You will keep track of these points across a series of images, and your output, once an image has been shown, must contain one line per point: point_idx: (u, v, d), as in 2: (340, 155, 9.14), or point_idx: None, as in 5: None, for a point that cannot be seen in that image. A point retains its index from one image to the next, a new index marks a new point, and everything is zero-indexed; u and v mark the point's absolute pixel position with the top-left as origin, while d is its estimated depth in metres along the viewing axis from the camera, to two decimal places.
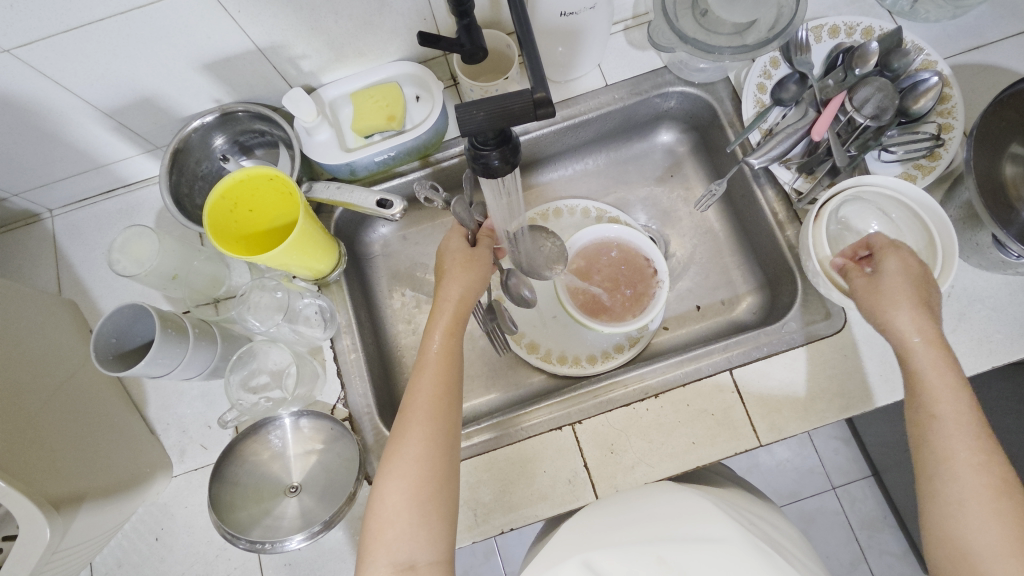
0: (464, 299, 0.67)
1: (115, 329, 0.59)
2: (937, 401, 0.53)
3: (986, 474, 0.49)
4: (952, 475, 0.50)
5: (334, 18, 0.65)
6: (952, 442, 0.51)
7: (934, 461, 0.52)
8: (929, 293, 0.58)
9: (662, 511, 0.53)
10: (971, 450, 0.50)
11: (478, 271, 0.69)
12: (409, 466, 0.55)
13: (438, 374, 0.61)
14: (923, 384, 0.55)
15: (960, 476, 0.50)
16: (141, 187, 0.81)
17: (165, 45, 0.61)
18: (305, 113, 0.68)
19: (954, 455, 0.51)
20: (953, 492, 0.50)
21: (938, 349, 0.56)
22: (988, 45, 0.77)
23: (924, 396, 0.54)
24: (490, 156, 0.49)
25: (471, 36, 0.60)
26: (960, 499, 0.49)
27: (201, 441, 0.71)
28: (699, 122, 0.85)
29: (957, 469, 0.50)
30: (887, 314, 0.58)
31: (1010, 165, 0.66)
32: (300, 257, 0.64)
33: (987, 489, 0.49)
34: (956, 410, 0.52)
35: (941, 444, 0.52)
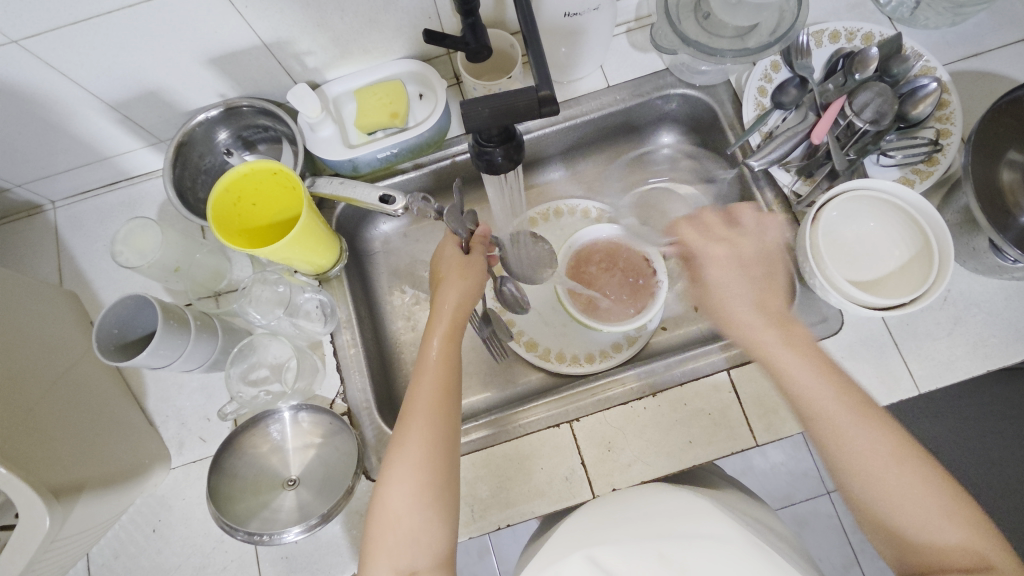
0: (462, 306, 0.67)
1: (117, 320, 0.59)
2: (823, 405, 0.51)
3: (894, 447, 0.48)
4: (864, 479, 0.48)
5: (340, 15, 0.65)
6: (858, 424, 0.50)
7: (841, 449, 0.50)
8: (776, 280, 0.61)
9: (659, 510, 0.53)
10: (868, 424, 0.50)
11: (474, 277, 0.68)
12: (409, 473, 0.55)
13: (438, 381, 0.60)
14: (790, 373, 0.54)
15: (871, 453, 0.48)
16: (144, 180, 0.81)
17: (172, 39, 0.61)
18: (310, 108, 0.68)
19: (854, 438, 0.49)
20: (872, 475, 0.48)
21: (794, 333, 0.56)
22: (986, 52, 0.78)
23: (800, 387, 0.53)
24: (493, 153, 0.50)
25: (476, 34, 0.61)
26: (882, 480, 0.47)
27: (200, 434, 0.71)
28: (700, 124, 0.86)
29: (867, 451, 0.48)
30: (727, 304, 0.59)
31: (1007, 171, 0.67)
32: (302, 252, 0.64)
33: (907, 488, 0.47)
34: (821, 392, 0.52)
35: (845, 449, 0.49)
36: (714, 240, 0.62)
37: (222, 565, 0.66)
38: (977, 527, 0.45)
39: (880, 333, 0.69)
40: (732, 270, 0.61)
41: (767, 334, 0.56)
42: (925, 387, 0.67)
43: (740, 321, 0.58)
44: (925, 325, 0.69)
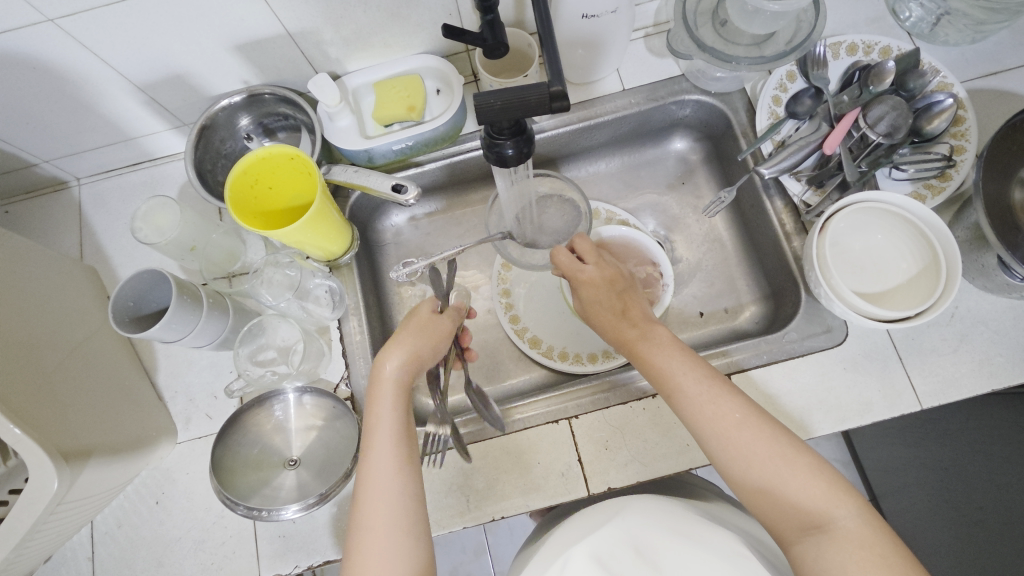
0: (412, 365, 0.59)
1: (133, 294, 0.61)
2: (700, 398, 0.55)
3: (749, 429, 0.53)
4: (745, 455, 0.52)
5: (363, 8, 0.67)
6: (718, 413, 0.54)
7: (713, 439, 0.54)
8: (638, 296, 0.67)
9: (675, 516, 0.53)
10: (729, 410, 0.54)
11: (431, 338, 0.61)
12: (386, 523, 0.50)
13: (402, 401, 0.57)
14: (669, 372, 0.58)
15: (747, 436, 0.53)
16: (167, 162, 0.83)
17: (200, 23, 0.63)
18: (329, 98, 0.70)
19: (716, 427, 0.54)
20: (736, 459, 0.52)
21: (654, 332, 0.62)
22: (1005, 71, 0.77)
23: (672, 379, 0.57)
24: (504, 146, 0.51)
25: (494, 31, 0.62)
26: (744, 459, 0.52)
27: (207, 411, 0.73)
28: (713, 132, 0.87)
29: (733, 437, 0.53)
30: (601, 313, 0.66)
31: (1019, 190, 0.66)
32: (314, 236, 0.65)
33: (777, 459, 0.51)
34: (702, 382, 0.56)
35: (730, 436, 0.53)
36: (590, 265, 0.67)
37: (220, 541, 0.67)
38: (836, 490, 0.49)
39: (885, 346, 0.69)
40: (605, 290, 0.66)
41: (638, 333, 0.63)
42: (928, 404, 0.66)
43: (616, 328, 0.64)
44: (930, 340, 0.69)
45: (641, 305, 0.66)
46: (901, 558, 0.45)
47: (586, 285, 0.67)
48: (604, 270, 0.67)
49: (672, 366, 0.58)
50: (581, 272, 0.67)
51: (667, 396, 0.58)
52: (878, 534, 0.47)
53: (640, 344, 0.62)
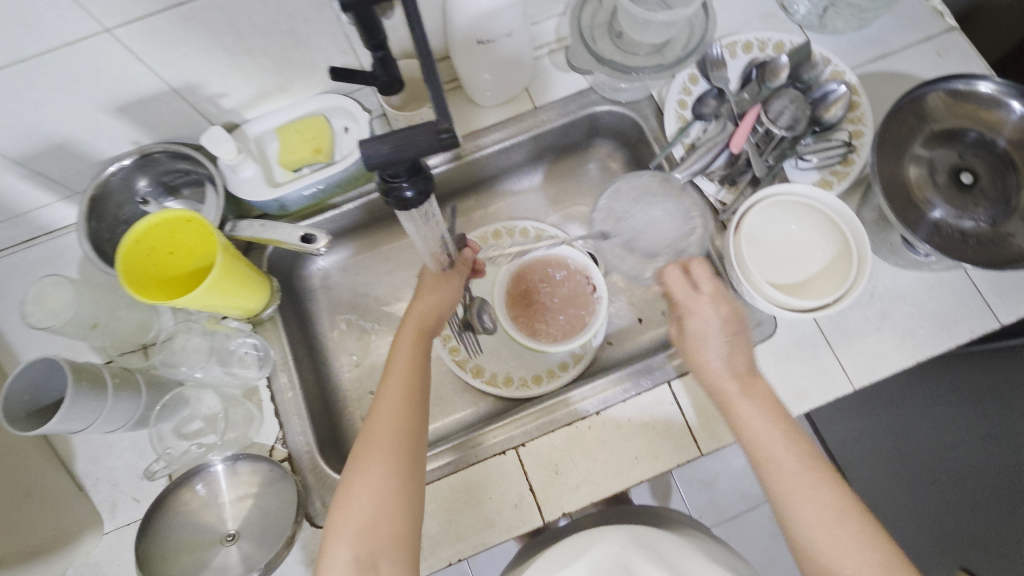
0: (431, 315, 0.68)
1: (28, 386, 0.56)
2: (784, 470, 0.54)
3: (828, 509, 0.52)
4: (827, 541, 0.51)
5: (249, 55, 0.64)
6: (807, 495, 0.53)
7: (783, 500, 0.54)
8: (745, 349, 0.62)
9: (649, 541, 0.55)
10: (812, 484, 0.53)
11: (448, 291, 0.70)
12: (364, 504, 0.55)
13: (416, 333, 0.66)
14: (760, 439, 0.57)
15: (826, 520, 0.51)
16: (64, 234, 0.77)
17: (72, 89, 0.59)
18: (225, 151, 0.66)
19: (793, 494, 0.53)
20: (800, 522, 0.52)
21: (756, 388, 0.59)
22: (891, 54, 0.81)
23: (764, 448, 0.56)
24: (402, 189, 0.49)
25: (386, 68, 0.59)
26: (822, 547, 0.51)
27: (133, 494, 0.68)
28: (628, 139, 0.87)
29: (806, 509, 0.52)
30: (702, 359, 0.62)
31: (912, 167, 0.68)
32: (224, 297, 0.62)
33: (860, 550, 0.50)
34: (792, 458, 0.55)
35: (810, 517, 0.52)
36: (704, 292, 0.64)
37: None
38: None
39: (812, 332, 0.70)
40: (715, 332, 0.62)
41: (737, 391, 0.59)
42: (859, 384, 0.68)
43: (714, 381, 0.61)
44: (853, 321, 0.70)
45: (744, 360, 0.61)
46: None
47: (692, 317, 0.63)
48: (723, 311, 0.62)
49: (761, 425, 0.57)
50: (693, 303, 0.63)
51: (753, 460, 0.57)
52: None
53: (735, 401, 0.59)
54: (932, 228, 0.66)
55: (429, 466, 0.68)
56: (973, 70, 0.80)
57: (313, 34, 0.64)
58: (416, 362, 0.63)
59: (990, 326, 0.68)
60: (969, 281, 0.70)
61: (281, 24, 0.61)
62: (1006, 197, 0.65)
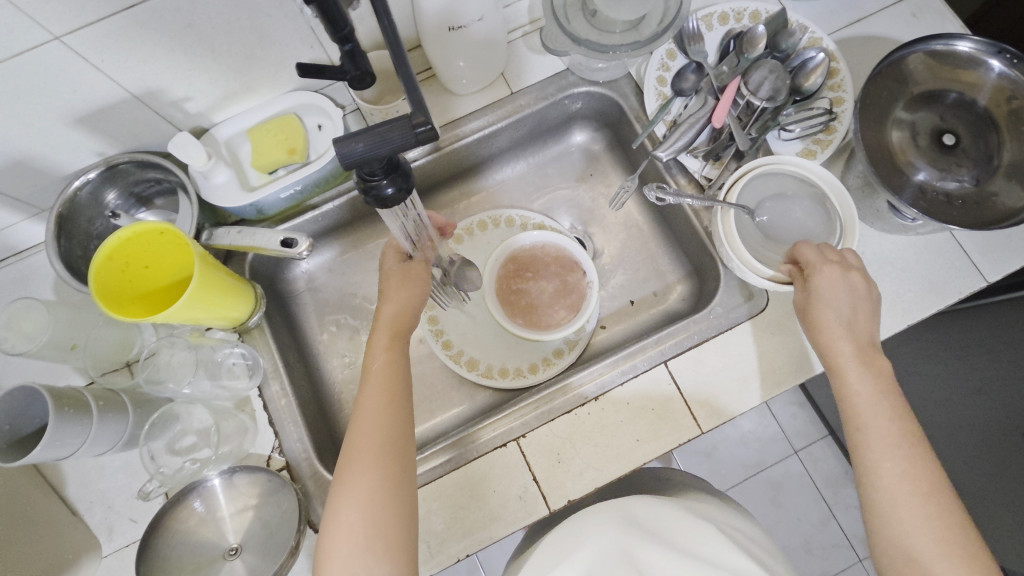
0: (402, 316, 0.66)
1: (6, 416, 0.54)
2: (876, 444, 0.54)
3: (924, 492, 0.51)
4: (903, 516, 0.51)
5: (212, 56, 0.62)
6: (901, 469, 0.52)
7: (874, 476, 0.53)
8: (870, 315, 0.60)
9: (646, 518, 0.55)
10: (908, 460, 0.53)
11: (416, 285, 0.68)
12: (353, 517, 0.54)
13: (391, 337, 0.65)
14: (861, 410, 0.56)
15: (906, 496, 0.51)
16: (34, 254, 0.74)
17: (25, 102, 0.56)
18: (195, 157, 0.64)
19: (880, 463, 0.53)
20: (883, 496, 0.52)
21: (873, 360, 0.58)
22: (867, 17, 0.80)
23: (862, 418, 0.56)
24: (380, 187, 0.47)
25: (355, 61, 0.56)
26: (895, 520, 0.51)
27: (130, 515, 0.66)
28: (609, 119, 0.86)
29: (891, 475, 0.52)
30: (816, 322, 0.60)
31: (895, 131, 0.67)
32: (206, 308, 0.60)
33: (935, 528, 0.50)
34: (892, 431, 0.54)
35: (893, 490, 0.52)
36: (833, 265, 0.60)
37: None
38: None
39: None
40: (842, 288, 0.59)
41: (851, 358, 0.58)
42: None
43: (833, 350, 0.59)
44: None
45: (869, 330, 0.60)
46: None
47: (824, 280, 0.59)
48: (853, 278, 0.60)
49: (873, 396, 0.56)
50: (824, 268, 0.60)
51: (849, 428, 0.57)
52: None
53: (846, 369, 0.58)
54: (918, 191, 0.65)
55: (429, 465, 0.68)
56: (948, 29, 0.79)
57: (277, 30, 0.62)
58: (393, 368, 0.62)
59: (977, 285, 0.69)
60: (955, 242, 0.70)
61: (242, 21, 0.59)
62: (989, 155, 0.64)
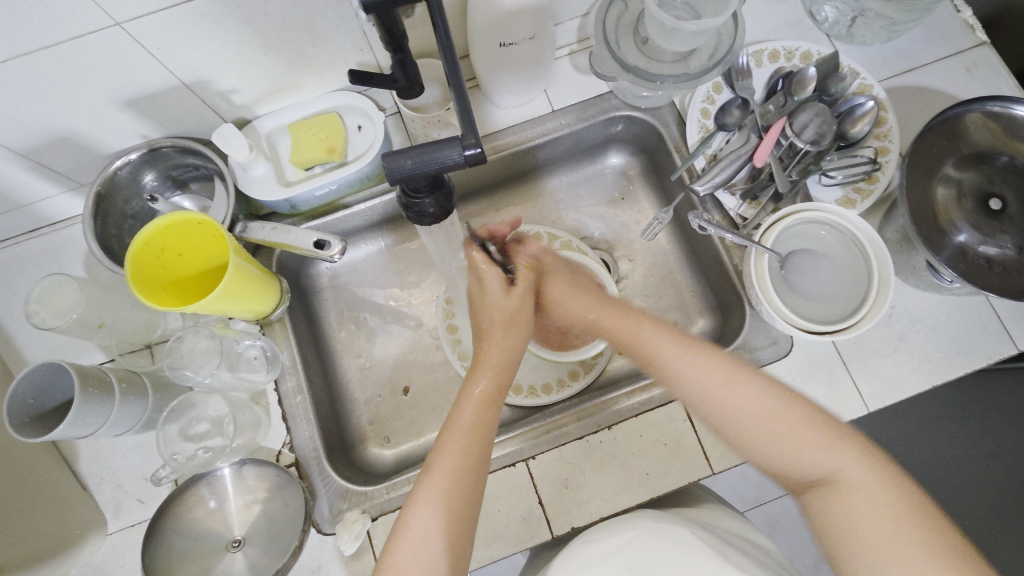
0: (504, 367, 0.60)
1: (31, 390, 0.55)
2: (668, 366, 0.58)
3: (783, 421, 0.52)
4: (746, 427, 0.54)
5: (264, 51, 0.62)
6: (703, 376, 0.56)
7: (733, 429, 0.55)
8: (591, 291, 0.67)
9: (649, 530, 0.57)
10: (722, 379, 0.55)
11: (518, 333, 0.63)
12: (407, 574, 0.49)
13: (493, 385, 0.58)
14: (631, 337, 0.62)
15: (746, 405, 0.54)
16: (68, 227, 0.75)
17: (79, 82, 0.57)
18: (236, 149, 0.65)
19: (689, 378, 0.57)
20: (719, 413, 0.55)
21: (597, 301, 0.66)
22: (919, 68, 0.79)
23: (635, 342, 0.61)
24: (423, 204, 0.48)
25: (406, 70, 0.57)
26: (739, 426, 0.54)
27: (138, 495, 0.67)
28: (647, 146, 0.85)
29: (704, 391, 0.56)
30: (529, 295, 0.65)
31: (941, 188, 0.66)
32: (236, 301, 0.61)
33: (784, 422, 0.52)
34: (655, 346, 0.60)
35: (725, 407, 0.55)
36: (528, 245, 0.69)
37: None
38: (834, 443, 0.50)
39: (829, 353, 0.69)
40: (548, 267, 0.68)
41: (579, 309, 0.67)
42: (874, 406, 0.68)
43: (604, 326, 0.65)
44: (871, 343, 0.69)
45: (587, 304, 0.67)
46: (918, 531, 0.45)
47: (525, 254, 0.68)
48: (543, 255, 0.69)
49: (674, 364, 0.58)
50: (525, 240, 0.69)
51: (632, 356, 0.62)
52: (885, 485, 0.48)
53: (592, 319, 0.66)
54: (957, 252, 0.65)
55: None
56: (1002, 87, 0.78)
57: (330, 31, 0.62)
58: (484, 431, 0.56)
59: (1007, 352, 0.68)
60: (989, 306, 0.69)
61: (297, 21, 0.59)
62: None
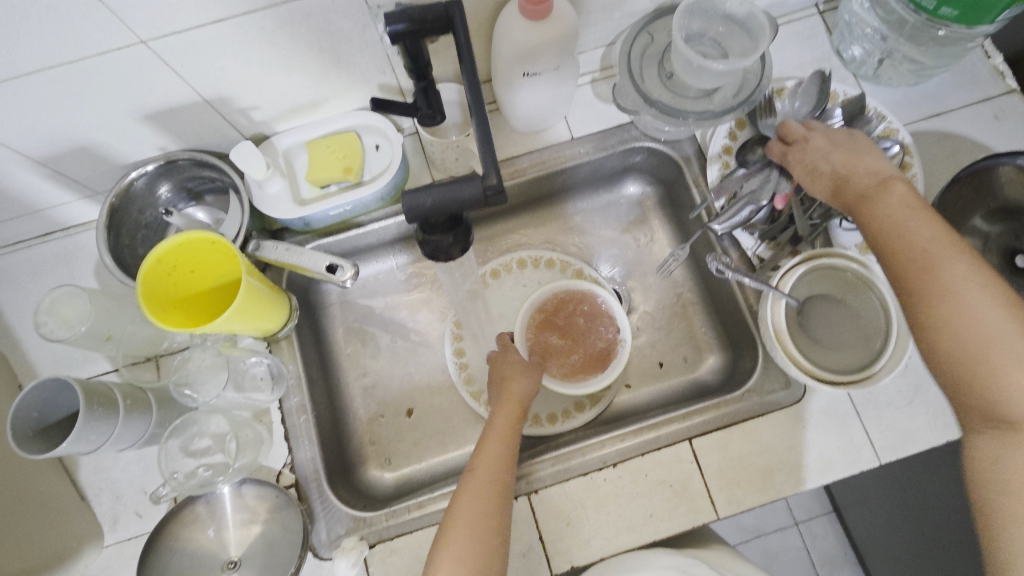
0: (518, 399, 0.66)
1: (36, 403, 0.55)
2: (924, 242, 0.49)
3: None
4: (962, 333, 0.45)
5: (288, 71, 0.62)
6: (963, 280, 0.46)
7: (950, 326, 0.46)
8: (874, 148, 0.59)
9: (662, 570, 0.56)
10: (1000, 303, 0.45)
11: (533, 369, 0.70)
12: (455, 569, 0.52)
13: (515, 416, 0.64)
14: (890, 216, 0.52)
15: (994, 329, 0.44)
16: (81, 231, 0.75)
17: (101, 96, 0.57)
18: (254, 168, 0.64)
19: (939, 262, 0.48)
20: (949, 309, 0.46)
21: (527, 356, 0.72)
22: (946, 113, 0.78)
23: (894, 229, 0.51)
24: (440, 241, 0.47)
25: (428, 99, 0.55)
26: (961, 330, 0.45)
27: (136, 509, 0.66)
28: (665, 177, 0.84)
29: (958, 289, 0.46)
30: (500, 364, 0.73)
31: (967, 240, 0.65)
32: (245, 320, 0.60)
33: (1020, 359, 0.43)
34: (935, 239, 0.49)
35: (958, 312, 0.45)
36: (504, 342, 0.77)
37: None
38: None
39: (843, 401, 0.68)
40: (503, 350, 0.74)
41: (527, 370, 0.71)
42: (886, 458, 0.66)
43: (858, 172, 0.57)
44: (886, 393, 0.68)
45: (881, 159, 0.57)
46: None
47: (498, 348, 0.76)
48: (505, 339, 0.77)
49: (936, 258, 0.48)
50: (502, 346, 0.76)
51: (883, 235, 0.52)
52: None
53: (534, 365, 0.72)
54: None
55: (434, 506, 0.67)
56: None
57: (354, 54, 0.62)
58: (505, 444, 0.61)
59: None
60: None
61: (322, 43, 0.59)
62: None
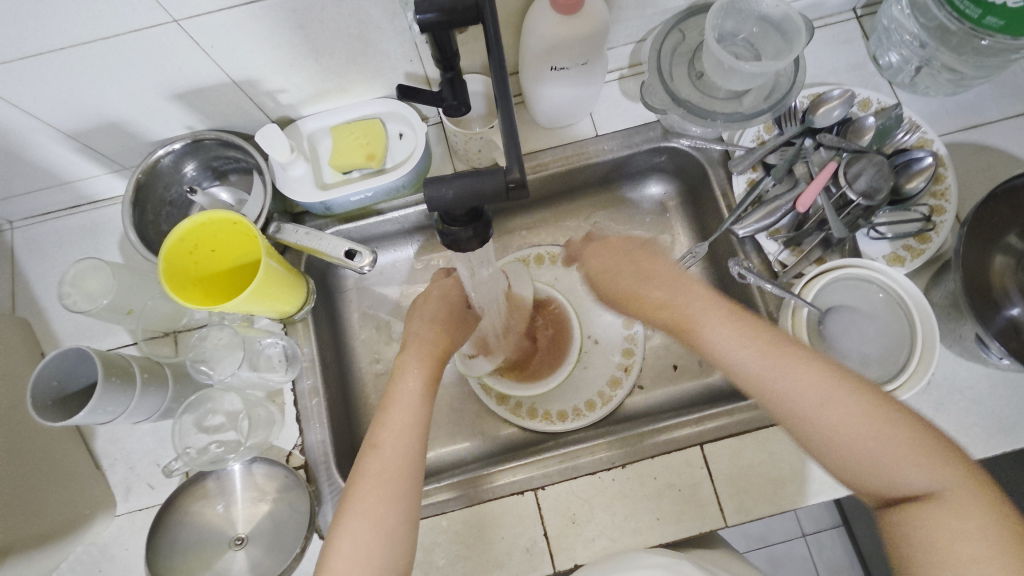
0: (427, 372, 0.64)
1: (57, 372, 0.56)
2: (721, 342, 0.52)
3: (915, 447, 0.45)
4: (816, 425, 0.47)
5: (316, 56, 0.62)
6: (788, 377, 0.49)
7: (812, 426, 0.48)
8: (664, 257, 0.62)
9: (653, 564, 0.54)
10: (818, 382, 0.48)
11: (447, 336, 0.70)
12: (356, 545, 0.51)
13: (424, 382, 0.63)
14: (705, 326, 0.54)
15: (841, 418, 0.47)
16: (108, 206, 0.76)
17: (132, 73, 0.57)
18: (278, 150, 0.65)
19: (757, 365, 0.51)
20: (795, 406, 0.48)
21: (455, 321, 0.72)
22: (985, 124, 0.75)
23: (695, 330, 0.54)
24: (459, 234, 0.47)
25: (455, 90, 0.55)
26: (826, 429, 0.47)
27: (149, 480, 0.67)
28: (689, 178, 0.83)
29: (784, 386, 0.49)
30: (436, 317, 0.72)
31: (1000, 257, 0.64)
32: (262, 302, 0.61)
33: (879, 434, 0.46)
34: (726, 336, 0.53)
35: (808, 409, 0.48)
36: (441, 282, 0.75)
37: None
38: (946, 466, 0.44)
39: None
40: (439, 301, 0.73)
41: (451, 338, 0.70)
42: None
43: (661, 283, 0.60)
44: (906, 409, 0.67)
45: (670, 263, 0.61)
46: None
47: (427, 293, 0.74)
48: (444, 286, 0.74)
49: (749, 361, 0.51)
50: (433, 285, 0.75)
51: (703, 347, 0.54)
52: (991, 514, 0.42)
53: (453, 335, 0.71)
54: (1008, 325, 0.63)
55: (439, 497, 0.68)
56: None
57: (382, 41, 0.62)
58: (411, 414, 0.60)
59: None
60: None
61: (351, 29, 0.59)
62: None
